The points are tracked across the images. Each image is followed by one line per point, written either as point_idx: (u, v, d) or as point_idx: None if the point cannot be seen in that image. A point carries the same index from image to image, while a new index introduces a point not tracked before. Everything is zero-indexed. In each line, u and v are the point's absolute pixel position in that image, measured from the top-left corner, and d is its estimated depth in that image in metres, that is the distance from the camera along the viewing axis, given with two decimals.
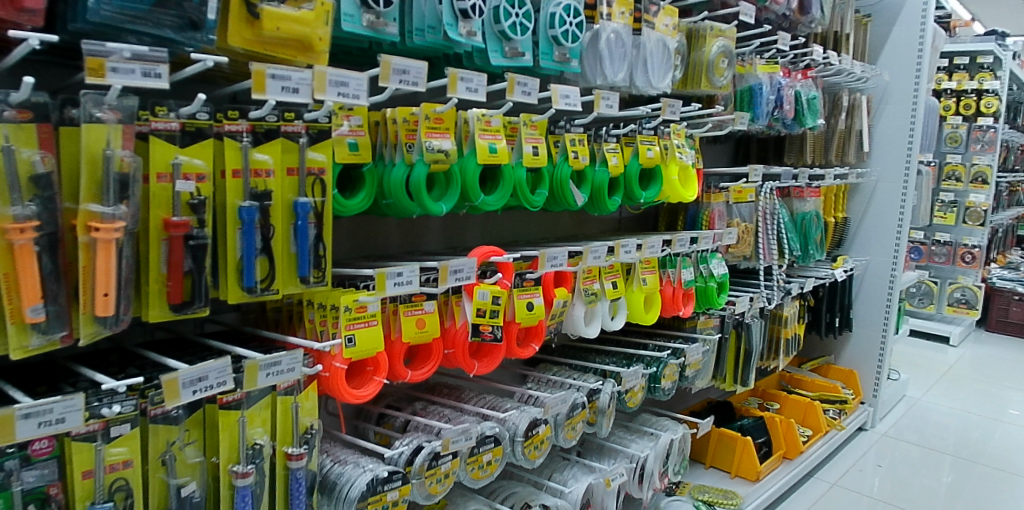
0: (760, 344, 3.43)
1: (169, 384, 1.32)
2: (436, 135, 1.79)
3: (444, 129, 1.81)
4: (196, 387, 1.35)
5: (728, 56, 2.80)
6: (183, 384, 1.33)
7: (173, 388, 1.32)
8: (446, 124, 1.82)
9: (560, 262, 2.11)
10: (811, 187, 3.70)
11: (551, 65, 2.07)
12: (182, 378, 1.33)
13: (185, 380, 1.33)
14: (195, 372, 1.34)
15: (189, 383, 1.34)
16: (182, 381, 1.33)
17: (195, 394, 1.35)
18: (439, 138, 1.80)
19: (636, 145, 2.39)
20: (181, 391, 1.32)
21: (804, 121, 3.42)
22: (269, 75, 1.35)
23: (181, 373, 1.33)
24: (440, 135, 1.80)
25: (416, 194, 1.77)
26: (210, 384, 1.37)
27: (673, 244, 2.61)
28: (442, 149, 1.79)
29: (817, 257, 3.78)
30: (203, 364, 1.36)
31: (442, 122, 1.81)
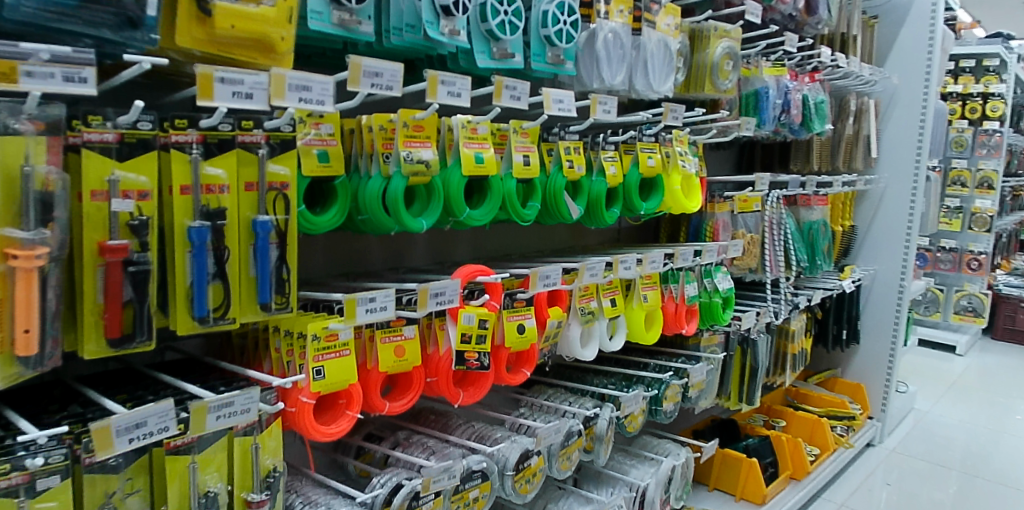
0: (767, 360, 3.28)
1: (100, 432, 1.15)
2: (415, 144, 1.62)
3: (425, 137, 1.65)
4: (133, 435, 1.19)
5: (732, 58, 2.64)
6: (117, 431, 1.17)
7: (106, 438, 1.16)
8: (428, 132, 1.66)
9: (554, 281, 1.93)
10: (819, 195, 3.54)
11: (543, 68, 1.91)
12: (116, 424, 1.17)
13: (120, 427, 1.17)
14: (133, 417, 1.18)
15: (124, 430, 1.17)
16: (116, 428, 1.17)
17: (131, 442, 1.18)
18: (419, 148, 1.63)
19: (635, 152, 2.23)
20: (115, 440, 1.16)
21: (812, 126, 3.26)
22: (218, 78, 1.19)
23: (115, 419, 1.17)
24: (421, 144, 1.64)
25: (394, 210, 1.60)
26: (150, 430, 1.21)
27: (675, 259, 2.43)
28: (423, 160, 1.62)
29: (824, 268, 3.61)
30: (142, 408, 1.20)
31: (423, 131, 1.64)
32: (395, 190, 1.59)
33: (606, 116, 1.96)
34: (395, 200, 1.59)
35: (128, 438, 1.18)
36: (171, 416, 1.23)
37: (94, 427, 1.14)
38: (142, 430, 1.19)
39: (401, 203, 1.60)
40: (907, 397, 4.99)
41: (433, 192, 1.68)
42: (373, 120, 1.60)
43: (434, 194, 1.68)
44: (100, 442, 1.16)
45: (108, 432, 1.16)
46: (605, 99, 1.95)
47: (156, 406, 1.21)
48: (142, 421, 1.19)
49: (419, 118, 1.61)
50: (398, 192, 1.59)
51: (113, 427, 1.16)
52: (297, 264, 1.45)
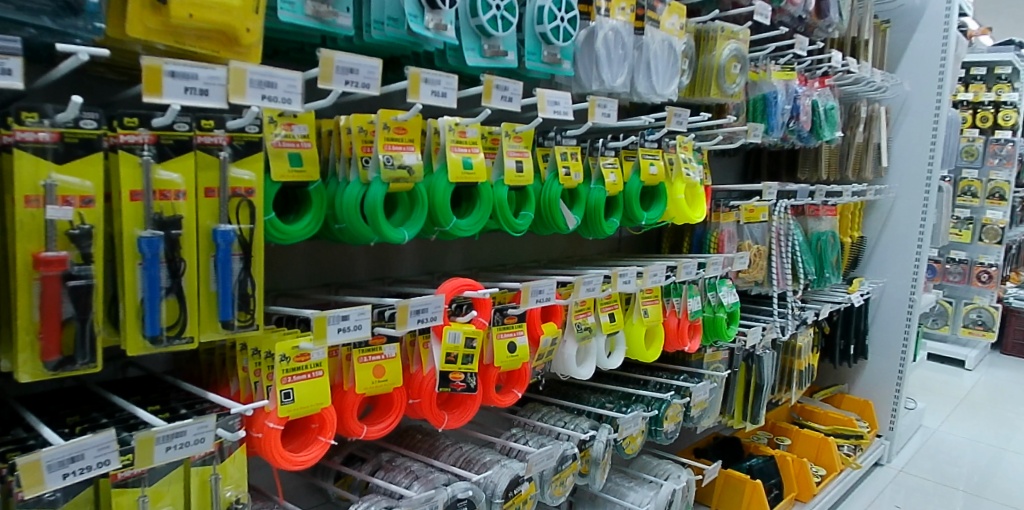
0: (772, 376, 3.15)
1: (28, 466, 1.03)
2: (397, 148, 1.49)
3: (408, 141, 1.52)
4: (66, 469, 1.06)
5: (740, 61, 2.52)
6: (48, 466, 1.04)
7: (35, 474, 1.04)
8: (412, 135, 1.53)
9: (548, 296, 1.76)
10: (827, 205, 3.41)
11: (539, 67, 1.78)
12: (47, 459, 1.05)
13: (51, 461, 1.05)
14: (65, 450, 1.06)
15: (56, 465, 1.05)
16: (47, 463, 1.04)
17: (63, 479, 1.06)
18: (402, 152, 1.50)
19: (636, 159, 2.11)
20: (45, 475, 1.04)
21: (822, 134, 3.13)
22: (167, 73, 1.07)
23: (46, 452, 1.05)
24: (403, 148, 1.51)
25: (373, 219, 1.47)
26: (88, 465, 1.08)
27: (677, 272, 2.26)
28: (405, 165, 1.49)
29: (833, 281, 3.48)
30: (78, 440, 1.08)
31: (406, 133, 1.51)
32: (375, 197, 1.46)
33: (606, 120, 1.83)
34: (374, 208, 1.46)
35: (60, 474, 1.06)
36: (112, 449, 1.11)
37: (21, 461, 1.02)
38: (77, 464, 1.07)
39: (381, 211, 1.47)
40: (915, 413, 4.85)
41: (417, 200, 1.56)
42: (352, 121, 1.47)
43: (418, 201, 1.55)
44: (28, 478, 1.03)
45: (36, 467, 1.04)
46: (604, 101, 1.82)
47: (96, 437, 1.09)
48: (77, 455, 1.07)
49: (401, 119, 1.48)
50: (377, 199, 1.46)
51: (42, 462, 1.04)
52: (263, 278, 1.32)
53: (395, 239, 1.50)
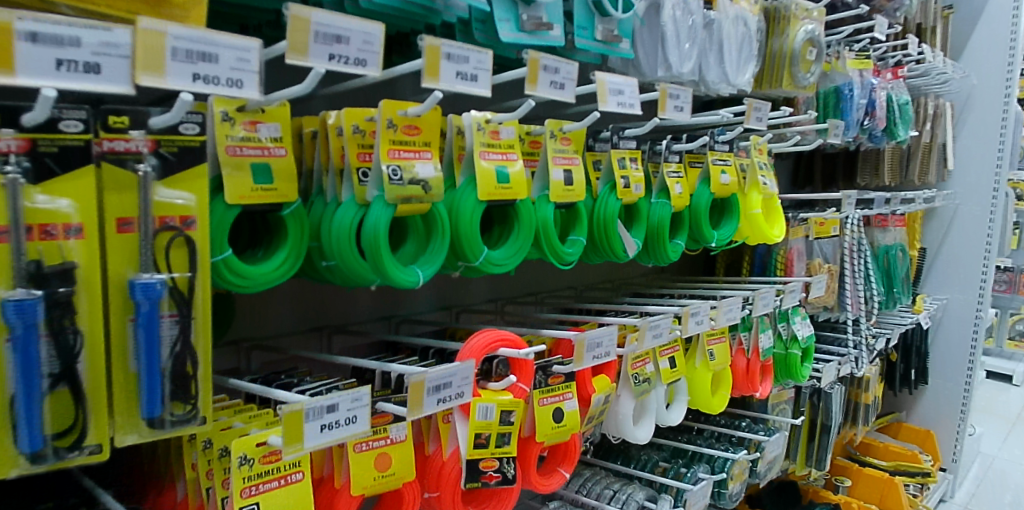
0: (840, 414, 2.71)
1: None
2: (409, 155, 1.06)
3: (423, 143, 1.08)
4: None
5: (816, 46, 2.09)
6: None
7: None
8: (429, 136, 1.10)
9: (607, 350, 1.32)
10: (896, 215, 2.97)
11: (593, 46, 1.35)
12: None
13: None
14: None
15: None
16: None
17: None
18: (414, 159, 1.07)
19: (704, 165, 1.69)
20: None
21: (896, 133, 2.70)
22: (24, 35, 0.66)
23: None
24: (415, 154, 1.07)
25: (373, 254, 1.04)
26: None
27: (754, 305, 1.81)
28: (420, 180, 1.06)
29: (903, 302, 3.04)
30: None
31: (421, 133, 1.08)
32: (376, 222, 1.03)
33: (679, 115, 1.39)
34: (376, 241, 1.03)
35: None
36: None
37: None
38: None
39: (385, 242, 1.04)
40: (974, 439, 4.39)
41: (436, 226, 1.13)
42: (344, 117, 1.04)
43: (435, 227, 1.12)
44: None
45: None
46: (677, 90, 1.38)
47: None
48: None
49: (413, 115, 1.04)
50: (380, 227, 1.03)
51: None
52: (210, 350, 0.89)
53: (406, 282, 1.07)
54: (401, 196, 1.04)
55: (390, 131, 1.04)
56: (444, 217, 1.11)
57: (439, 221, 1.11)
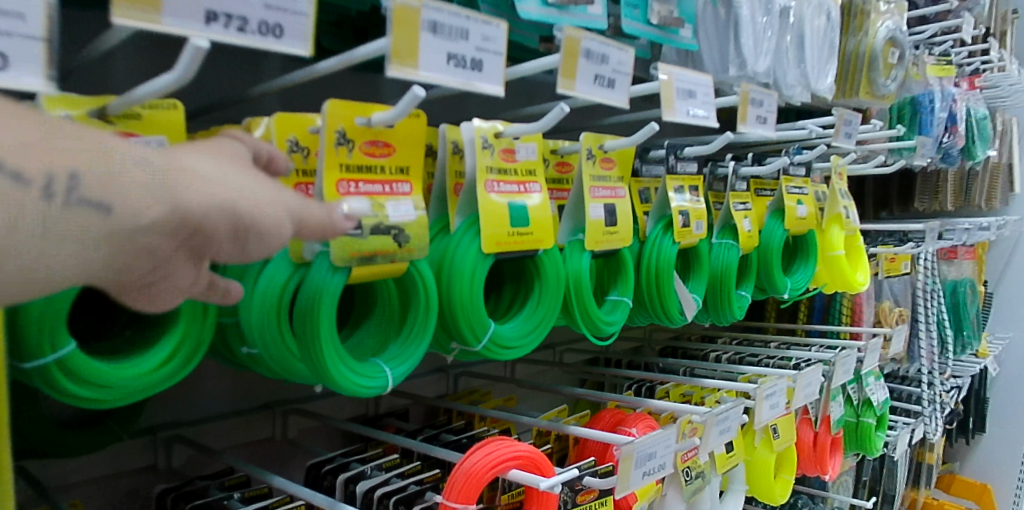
0: (904, 481, 2.30)
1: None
2: (377, 187, 0.68)
3: (400, 169, 0.70)
4: (81, 280, 0.43)
5: (899, 46, 1.70)
6: (93, 215, 0.42)
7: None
8: (410, 158, 0.72)
9: (660, 462, 0.97)
10: (967, 246, 2.56)
11: (644, 31, 0.97)
12: (36, 170, 0.40)
13: (107, 184, 0.43)
14: (180, 183, 0.46)
15: (148, 194, 0.44)
16: (135, 166, 0.44)
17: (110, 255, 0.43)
18: (384, 194, 0.69)
19: (776, 194, 1.31)
20: (71, 198, 0.41)
21: (974, 153, 2.31)
22: None
23: (122, 145, 0.45)
24: (386, 187, 0.69)
25: (311, 346, 0.66)
26: (183, 268, 0.48)
27: (833, 371, 1.50)
28: (392, 226, 0.68)
29: (974, 347, 2.62)
30: (198, 150, 0.51)
31: (395, 153, 0.70)
32: (322, 295, 0.66)
33: (761, 129, 1.01)
34: (317, 326, 0.66)
35: (115, 243, 0.43)
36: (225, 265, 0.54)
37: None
38: (184, 242, 0.47)
39: (332, 326, 0.67)
40: None
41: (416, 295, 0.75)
42: (274, 128, 0.66)
43: (415, 298, 0.74)
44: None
45: (31, 180, 0.40)
46: (760, 94, 1.01)
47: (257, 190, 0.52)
48: (240, 218, 0.49)
49: (380, 124, 0.66)
50: (328, 302, 0.66)
51: (81, 168, 0.42)
52: None
53: (366, 387, 0.70)
54: (362, 252, 0.66)
55: (347, 150, 0.66)
56: (430, 283, 0.74)
57: (422, 289, 0.74)
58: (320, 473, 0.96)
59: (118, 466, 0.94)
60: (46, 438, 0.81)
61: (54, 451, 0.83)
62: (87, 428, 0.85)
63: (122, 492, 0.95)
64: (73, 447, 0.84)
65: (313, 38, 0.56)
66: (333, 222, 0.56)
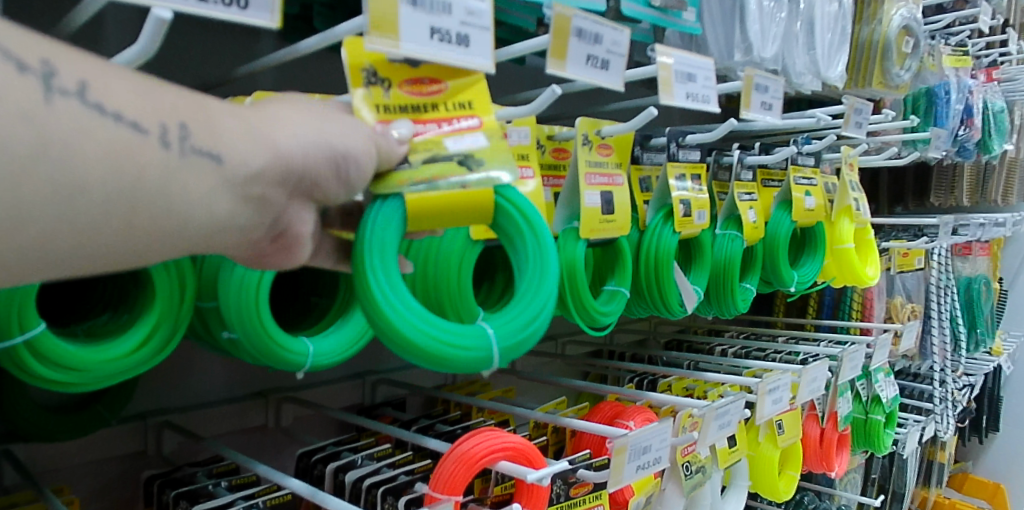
0: (914, 480, 2.26)
1: (80, 262, 0.42)
2: (431, 128, 0.60)
3: (457, 106, 0.62)
4: (214, 229, 0.46)
5: (913, 35, 1.66)
6: (205, 163, 0.44)
7: (107, 230, 0.42)
8: (467, 95, 0.63)
9: (656, 453, 0.94)
10: (982, 242, 2.50)
11: (646, 14, 0.94)
12: (152, 120, 0.42)
13: (201, 129, 0.44)
14: (268, 125, 0.48)
15: (248, 144, 0.46)
16: (231, 118, 0.46)
17: (236, 204, 0.46)
18: (444, 133, 0.60)
19: (783, 184, 1.28)
20: (182, 147, 0.43)
21: (991, 147, 2.25)
22: None
23: (213, 102, 0.47)
24: (445, 125, 0.60)
25: (375, 310, 0.58)
26: (304, 212, 0.52)
27: (841, 367, 1.47)
28: (453, 156, 0.58)
29: (988, 346, 2.57)
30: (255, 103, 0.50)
31: (444, 94, 0.62)
32: (383, 241, 0.57)
33: (766, 115, 0.99)
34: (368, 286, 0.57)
35: (230, 192, 0.46)
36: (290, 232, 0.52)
37: (77, 118, 0.40)
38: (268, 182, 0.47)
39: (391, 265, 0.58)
40: None
41: (509, 237, 0.64)
42: (254, 107, 0.64)
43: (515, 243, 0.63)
44: (83, 226, 0.41)
45: (149, 130, 0.42)
46: (765, 80, 0.98)
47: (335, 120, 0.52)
48: (338, 151, 0.50)
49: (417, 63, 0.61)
50: (383, 239, 0.57)
51: (189, 120, 0.44)
52: None
53: (457, 347, 0.59)
54: (414, 179, 0.57)
55: (382, 91, 0.59)
56: (520, 218, 0.62)
57: (513, 225, 0.63)
58: (310, 462, 0.91)
59: (108, 451, 0.89)
60: (31, 420, 0.76)
61: (46, 436, 0.78)
62: (71, 415, 0.79)
63: (108, 477, 0.90)
64: (58, 431, 0.78)
65: (281, 10, 0.52)
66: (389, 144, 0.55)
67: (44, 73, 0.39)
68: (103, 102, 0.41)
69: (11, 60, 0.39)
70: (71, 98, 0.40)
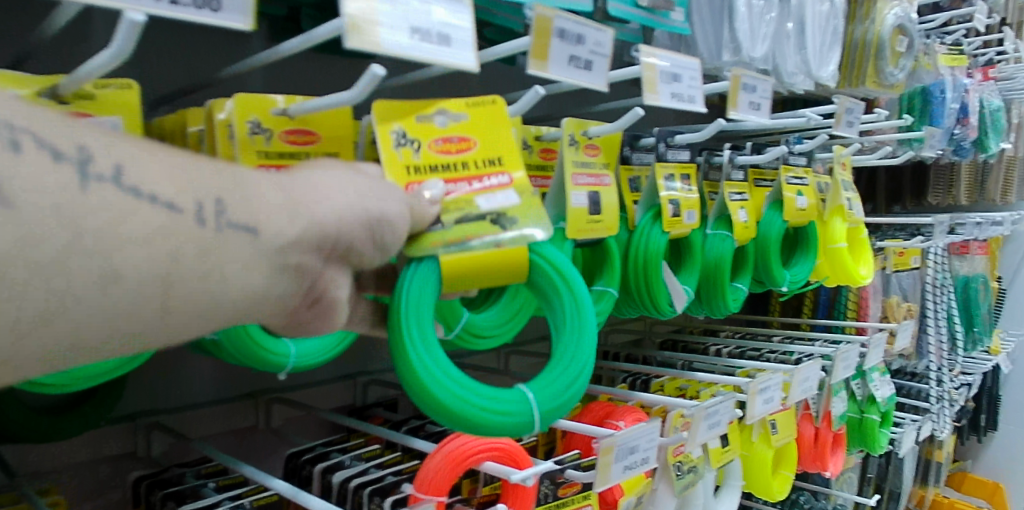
0: (911, 480, 2.26)
1: (118, 336, 0.44)
2: (463, 185, 0.67)
3: (488, 162, 0.69)
4: (215, 260, 0.46)
5: (907, 34, 1.65)
6: (241, 236, 0.46)
7: (146, 308, 0.44)
8: (497, 150, 0.70)
9: (644, 454, 0.94)
10: (979, 240, 2.50)
11: (633, 14, 0.94)
12: (189, 198, 0.45)
13: (231, 195, 0.47)
14: (309, 191, 0.52)
15: (287, 215, 0.49)
16: (267, 188, 0.49)
17: (274, 274, 0.49)
18: (476, 190, 0.66)
19: (775, 184, 1.28)
20: (219, 225, 0.45)
21: (987, 146, 2.25)
22: None
23: (249, 172, 0.49)
24: (475, 181, 0.67)
25: (422, 383, 0.64)
26: (340, 276, 0.55)
27: (834, 367, 1.47)
28: (485, 213, 0.65)
29: (985, 346, 2.56)
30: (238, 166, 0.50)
31: (473, 150, 0.69)
32: (419, 310, 0.63)
33: (755, 115, 0.99)
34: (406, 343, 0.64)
35: (264, 263, 0.48)
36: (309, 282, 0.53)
37: (115, 201, 0.42)
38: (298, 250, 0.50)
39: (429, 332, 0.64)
40: None
41: (548, 296, 0.70)
42: (234, 110, 0.64)
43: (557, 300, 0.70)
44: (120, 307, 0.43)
45: (185, 209, 0.44)
46: (753, 80, 0.98)
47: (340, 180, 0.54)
48: (374, 214, 0.54)
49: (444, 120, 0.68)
50: (420, 304, 0.63)
51: (225, 194, 0.46)
52: None
53: (503, 413, 0.66)
54: (447, 241, 0.63)
55: (412, 151, 0.66)
56: (557, 274, 0.68)
57: (551, 284, 0.69)
58: (299, 463, 0.91)
59: (98, 452, 0.89)
60: (21, 423, 0.76)
61: (39, 437, 0.78)
62: (63, 415, 0.79)
63: (99, 479, 0.90)
64: (50, 432, 0.78)
65: (255, 12, 0.52)
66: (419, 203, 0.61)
67: (80, 160, 0.41)
68: (139, 184, 0.43)
69: (47, 148, 0.40)
70: (110, 182, 0.42)
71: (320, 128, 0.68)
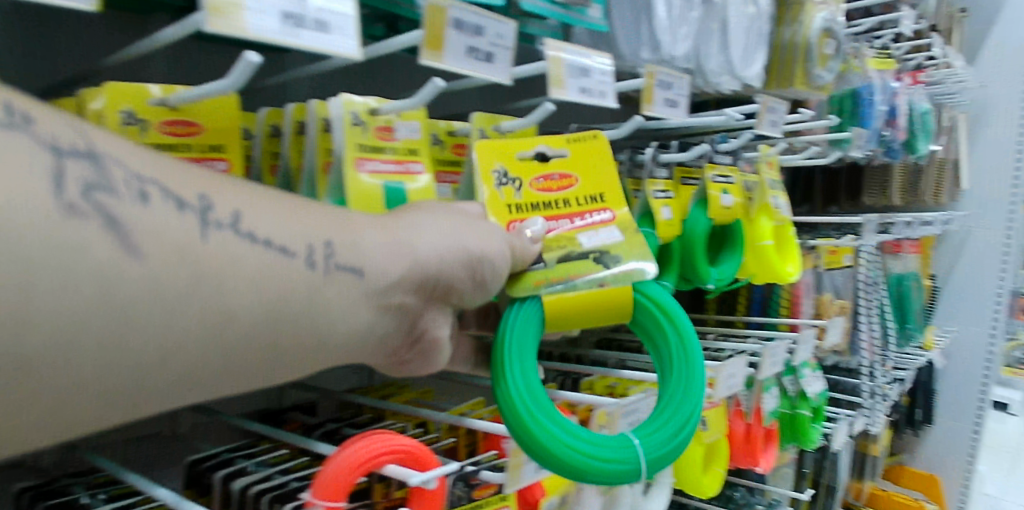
0: (846, 474, 2.30)
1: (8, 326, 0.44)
2: (565, 221, 0.81)
3: (590, 199, 0.84)
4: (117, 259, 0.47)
5: (834, 37, 1.67)
6: (350, 276, 0.59)
7: (97, 322, 0.46)
8: (595, 188, 0.85)
9: None
10: (910, 238, 2.55)
11: (548, 10, 0.92)
12: (303, 243, 0.57)
13: (348, 245, 0.60)
14: (415, 231, 0.65)
15: (395, 257, 0.62)
16: (373, 235, 0.62)
17: (378, 314, 0.62)
18: (577, 228, 0.81)
19: (699, 182, 1.28)
20: (327, 266, 0.57)
21: (915, 148, 2.30)
22: None
23: (266, 202, 0.57)
24: (584, 216, 0.82)
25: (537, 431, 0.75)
26: (441, 317, 0.68)
27: (761, 363, 1.48)
28: (589, 251, 0.79)
29: (917, 342, 2.62)
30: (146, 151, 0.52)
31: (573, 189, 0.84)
32: (528, 356, 0.77)
33: (670, 111, 0.98)
34: (510, 390, 0.77)
35: (372, 300, 0.61)
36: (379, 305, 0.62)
37: (237, 245, 0.53)
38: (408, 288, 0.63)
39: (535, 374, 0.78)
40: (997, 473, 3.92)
41: (653, 335, 0.86)
42: (104, 101, 0.64)
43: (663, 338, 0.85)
44: (198, 339, 0.51)
45: (298, 253, 0.56)
46: (669, 75, 0.98)
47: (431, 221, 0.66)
48: (476, 255, 0.67)
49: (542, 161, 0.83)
50: (525, 341, 0.77)
51: (333, 239, 0.58)
52: None
53: (611, 459, 0.78)
54: (549, 279, 0.76)
55: (513, 190, 0.81)
56: (658, 310, 0.85)
57: (653, 319, 0.85)
58: (200, 470, 0.87)
59: None
60: None
61: None
62: None
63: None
64: None
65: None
66: (522, 242, 0.73)
67: (204, 208, 0.52)
68: (254, 231, 0.54)
69: (175, 200, 0.51)
70: (230, 227, 0.53)
71: (203, 119, 0.69)
